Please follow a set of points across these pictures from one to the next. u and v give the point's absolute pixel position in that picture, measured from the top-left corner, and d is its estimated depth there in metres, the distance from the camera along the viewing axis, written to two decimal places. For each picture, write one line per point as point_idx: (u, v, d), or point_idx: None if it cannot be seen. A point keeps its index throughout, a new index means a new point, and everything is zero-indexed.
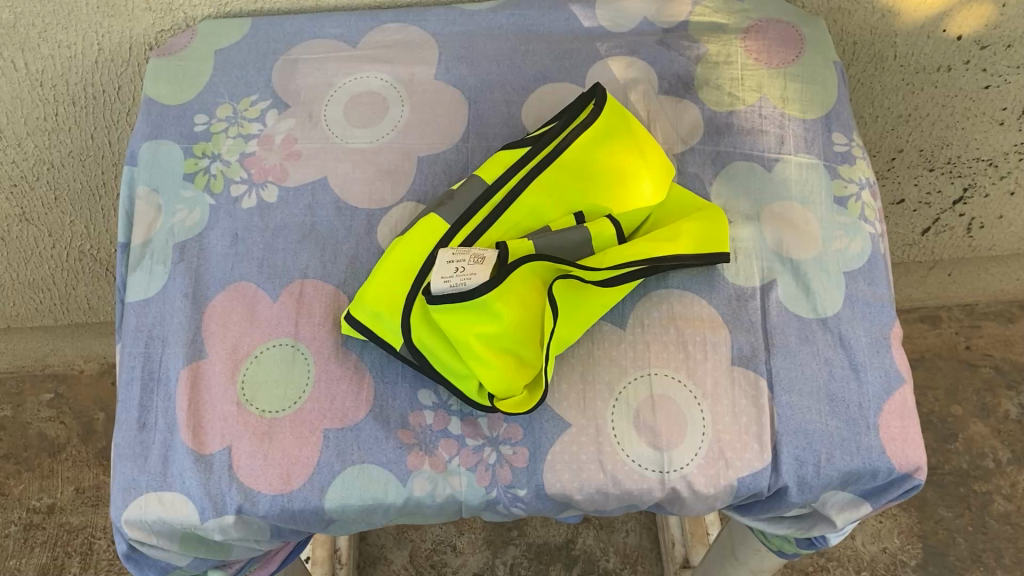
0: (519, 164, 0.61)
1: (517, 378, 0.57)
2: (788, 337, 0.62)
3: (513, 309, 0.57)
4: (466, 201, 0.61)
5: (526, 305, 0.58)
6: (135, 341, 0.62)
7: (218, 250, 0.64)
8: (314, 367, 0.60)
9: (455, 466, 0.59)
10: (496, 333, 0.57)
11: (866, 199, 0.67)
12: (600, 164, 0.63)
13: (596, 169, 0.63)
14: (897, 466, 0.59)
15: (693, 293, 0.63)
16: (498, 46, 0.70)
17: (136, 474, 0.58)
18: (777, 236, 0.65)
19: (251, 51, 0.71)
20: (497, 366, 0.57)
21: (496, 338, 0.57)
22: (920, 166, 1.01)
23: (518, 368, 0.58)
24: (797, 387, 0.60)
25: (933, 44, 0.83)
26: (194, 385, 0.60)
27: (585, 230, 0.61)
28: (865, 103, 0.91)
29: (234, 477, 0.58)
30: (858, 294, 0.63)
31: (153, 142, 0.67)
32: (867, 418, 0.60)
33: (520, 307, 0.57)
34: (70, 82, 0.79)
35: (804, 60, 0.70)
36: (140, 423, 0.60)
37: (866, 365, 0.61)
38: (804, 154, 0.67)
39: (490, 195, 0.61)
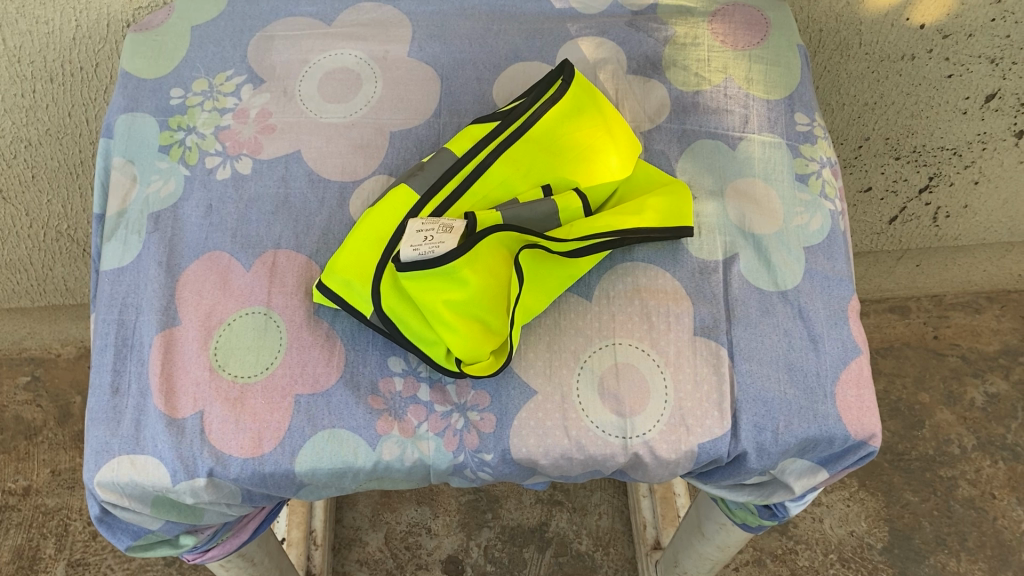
0: (489, 138, 0.63)
1: (484, 344, 0.59)
2: (749, 309, 0.64)
3: (480, 277, 0.58)
4: (436, 174, 0.63)
5: (493, 273, 0.59)
6: (109, 309, 0.63)
7: (193, 220, 0.65)
8: (286, 334, 0.61)
9: (423, 431, 0.60)
10: (464, 300, 0.58)
11: (826, 177, 0.68)
12: (567, 139, 0.64)
13: (564, 144, 0.64)
14: (853, 433, 0.61)
15: (657, 266, 0.65)
16: (471, 26, 0.72)
17: (109, 437, 0.59)
18: (739, 211, 0.66)
19: (227, 27, 0.72)
20: (464, 331, 0.58)
21: (463, 304, 0.58)
22: (886, 154, 1.03)
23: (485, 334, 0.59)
24: (756, 356, 0.62)
25: (897, 33, 0.86)
26: (167, 351, 0.61)
27: (553, 202, 0.62)
28: (832, 90, 0.93)
29: (206, 440, 0.59)
30: (817, 268, 0.65)
31: (128, 115, 0.68)
32: (824, 386, 0.62)
33: (486, 275, 0.59)
34: (47, 59, 0.80)
35: (768, 43, 0.72)
36: (113, 388, 0.61)
37: (824, 336, 0.63)
38: (766, 133, 0.69)
39: (460, 167, 0.62)
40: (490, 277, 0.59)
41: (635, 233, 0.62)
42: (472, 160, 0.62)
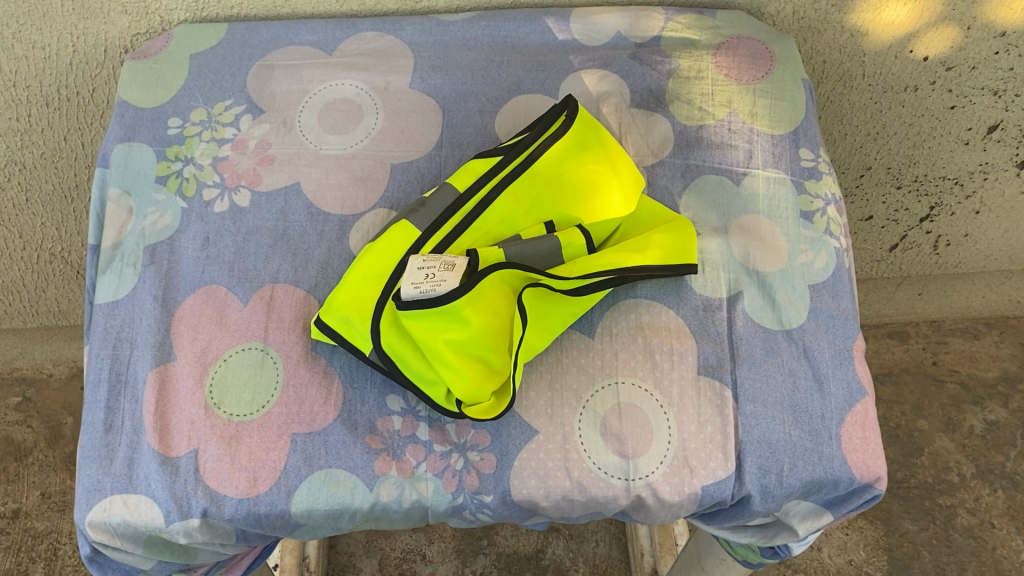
0: (492, 174, 0.62)
1: (486, 383, 0.58)
2: (753, 348, 0.63)
3: (482, 316, 0.58)
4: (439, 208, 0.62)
5: (494, 313, 0.58)
6: (103, 344, 0.62)
7: (189, 253, 0.64)
8: (283, 371, 0.60)
9: (422, 471, 0.59)
10: (466, 338, 0.57)
11: (831, 214, 0.68)
12: (573, 174, 0.63)
13: (569, 179, 0.63)
14: (858, 476, 0.60)
15: (661, 303, 0.64)
16: (473, 57, 0.71)
17: (100, 476, 0.58)
18: (743, 248, 0.66)
19: (226, 56, 0.71)
20: (466, 369, 0.57)
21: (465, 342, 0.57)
22: (888, 183, 1.02)
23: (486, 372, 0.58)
24: (760, 398, 0.61)
25: (901, 65, 0.85)
26: (163, 387, 0.60)
27: (556, 238, 0.61)
28: (834, 121, 0.93)
29: (200, 480, 0.58)
30: (822, 306, 0.65)
31: (125, 145, 0.67)
32: (829, 428, 0.61)
33: (489, 314, 0.58)
34: (44, 83, 0.79)
35: (773, 77, 0.71)
36: (106, 425, 0.60)
37: (829, 377, 0.63)
38: (771, 169, 0.68)
39: (462, 201, 0.61)
40: (491, 315, 0.58)
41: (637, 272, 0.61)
42: (475, 195, 0.62)
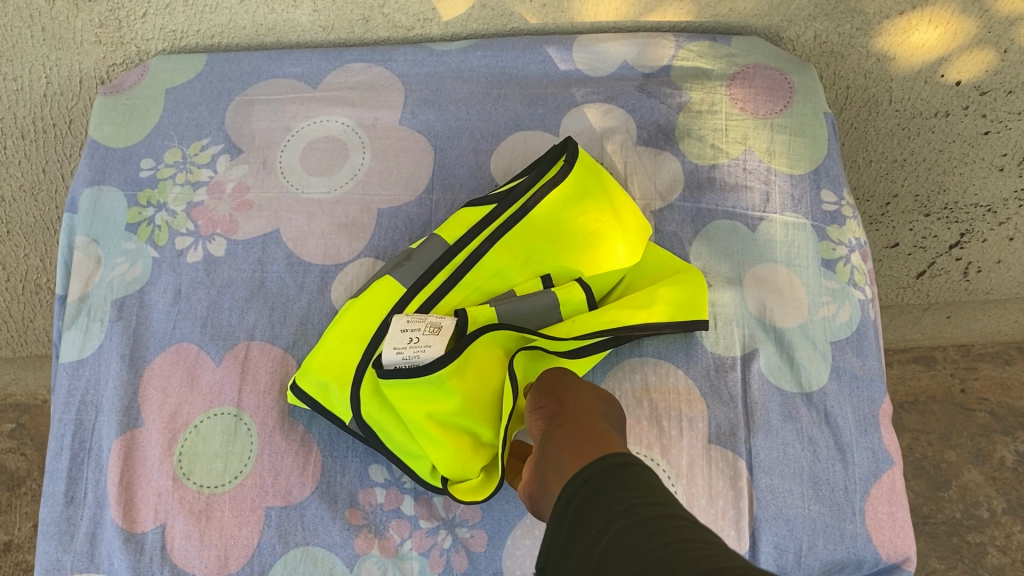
0: (484, 224, 0.57)
1: (474, 456, 0.54)
2: (770, 414, 0.58)
3: (470, 382, 0.53)
4: (427, 261, 0.57)
5: (483, 380, 0.53)
6: (66, 408, 0.57)
7: (159, 308, 0.59)
8: (258, 439, 0.56)
9: (407, 549, 0.54)
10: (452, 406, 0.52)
11: (856, 262, 0.62)
12: (571, 225, 0.59)
13: (567, 230, 0.59)
14: (885, 556, 0.55)
15: (668, 362, 0.59)
16: (468, 90, 0.66)
17: (60, 553, 0.54)
18: (759, 301, 0.60)
19: (204, 90, 0.66)
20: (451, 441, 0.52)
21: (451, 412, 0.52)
22: (915, 211, 0.96)
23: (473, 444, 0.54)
24: (778, 469, 0.56)
25: (930, 90, 0.78)
26: (128, 456, 0.56)
27: (553, 293, 0.56)
28: (858, 147, 0.87)
29: (167, 559, 0.53)
30: (845, 366, 0.59)
31: (94, 189, 0.63)
32: (853, 503, 0.56)
33: (477, 380, 0.53)
34: (18, 115, 0.75)
35: (793, 110, 0.66)
36: (67, 498, 0.55)
37: (853, 445, 0.57)
38: (790, 213, 0.63)
39: (451, 255, 0.56)
40: (479, 382, 0.53)
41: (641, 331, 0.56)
42: (465, 248, 0.57)
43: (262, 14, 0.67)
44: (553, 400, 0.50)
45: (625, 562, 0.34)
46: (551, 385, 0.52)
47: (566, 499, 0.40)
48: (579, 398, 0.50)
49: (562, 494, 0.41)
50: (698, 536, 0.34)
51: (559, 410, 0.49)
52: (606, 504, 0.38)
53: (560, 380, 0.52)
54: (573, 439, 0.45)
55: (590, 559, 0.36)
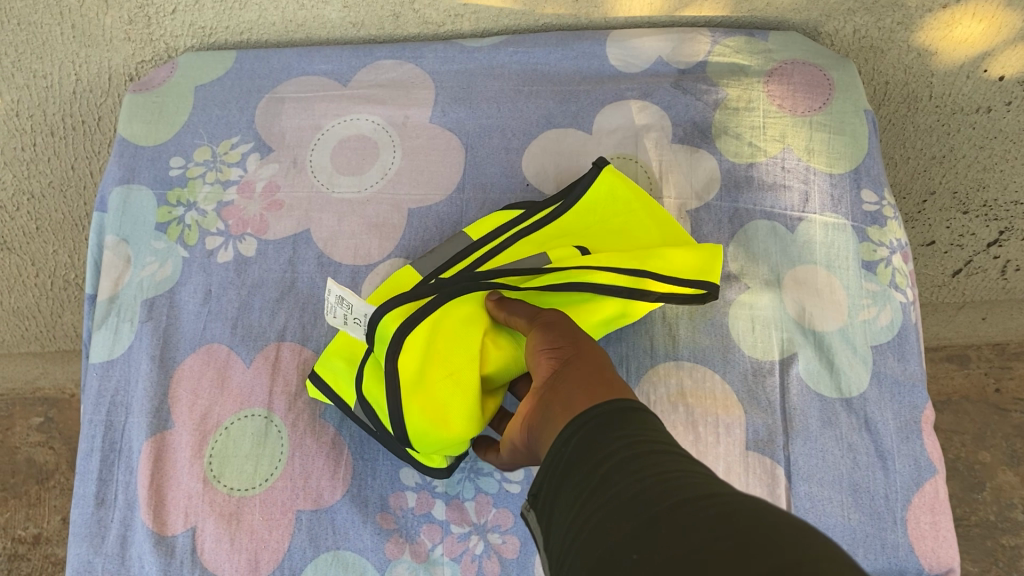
0: (509, 223, 0.57)
1: (443, 418, 0.50)
2: (809, 420, 0.56)
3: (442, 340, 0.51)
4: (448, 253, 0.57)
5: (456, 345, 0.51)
6: (96, 408, 0.57)
7: (190, 308, 0.59)
8: (288, 441, 0.55)
9: (438, 555, 0.53)
10: (413, 363, 0.51)
11: (897, 264, 0.61)
12: (598, 224, 0.58)
13: (594, 226, 0.58)
14: (927, 566, 0.54)
15: (705, 366, 0.58)
16: (500, 87, 0.65)
17: (91, 555, 0.54)
18: (797, 303, 0.59)
19: (234, 88, 0.66)
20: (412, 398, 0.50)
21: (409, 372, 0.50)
22: (953, 208, 0.93)
23: (446, 411, 0.50)
24: (817, 476, 0.55)
25: (972, 85, 0.76)
26: (158, 458, 0.55)
27: (545, 254, 0.55)
28: (896, 143, 0.85)
29: (197, 562, 0.53)
30: (886, 370, 0.58)
31: (124, 187, 0.62)
32: (894, 512, 0.54)
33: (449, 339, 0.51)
34: (47, 112, 0.75)
35: (833, 107, 0.64)
36: (98, 499, 0.55)
37: (894, 452, 0.56)
38: (830, 213, 0.61)
39: (472, 249, 0.56)
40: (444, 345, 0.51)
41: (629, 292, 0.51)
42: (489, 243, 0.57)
43: (291, 10, 0.66)
44: (565, 340, 0.47)
45: (627, 484, 0.34)
46: (563, 325, 0.48)
47: (569, 435, 0.39)
48: (592, 342, 0.47)
49: (569, 426, 0.40)
50: (693, 469, 0.34)
51: (572, 351, 0.46)
52: (613, 439, 0.37)
53: (562, 319, 0.48)
54: (586, 383, 0.42)
55: (592, 479, 0.36)
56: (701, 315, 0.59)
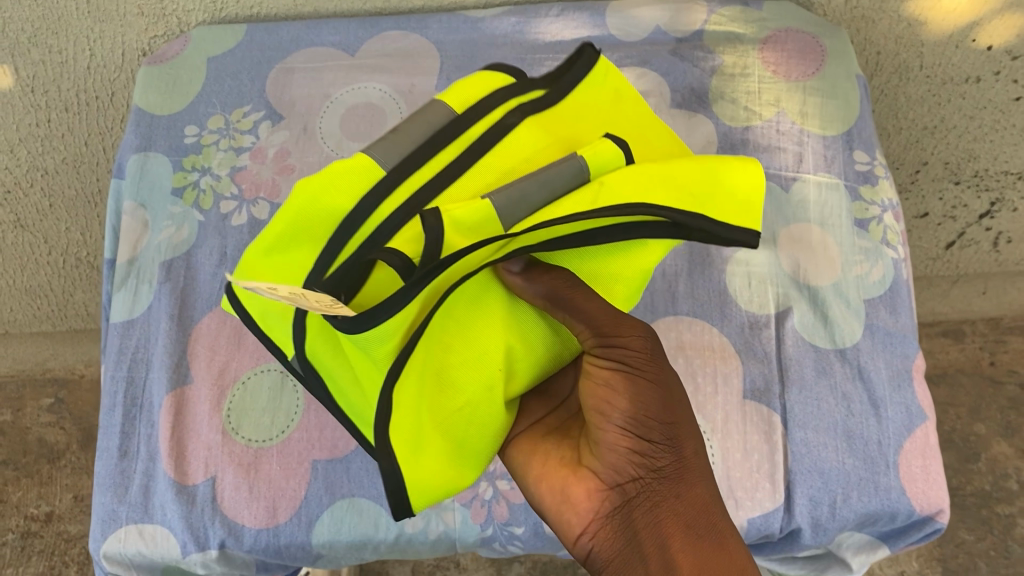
0: (513, 91, 0.43)
1: (452, 470, 0.41)
2: (804, 370, 0.58)
3: (449, 352, 0.40)
4: (418, 131, 0.39)
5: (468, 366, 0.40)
6: (118, 365, 0.59)
7: (206, 269, 0.61)
8: (303, 396, 0.57)
9: (449, 501, 0.56)
10: (414, 404, 0.38)
11: (889, 222, 0.63)
12: (608, 111, 0.46)
13: (603, 116, 0.45)
14: (918, 508, 0.56)
15: (703, 321, 0.60)
16: (503, 55, 0.67)
17: (115, 505, 0.56)
18: (792, 259, 0.61)
19: (245, 59, 0.67)
20: (420, 460, 0.39)
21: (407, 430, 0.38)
22: (945, 179, 0.96)
23: (452, 458, 0.41)
24: (812, 423, 0.57)
25: (961, 55, 0.79)
26: (178, 412, 0.57)
27: (581, 162, 0.39)
28: (889, 114, 0.87)
29: (217, 511, 0.55)
30: (878, 323, 0.60)
31: (140, 154, 0.65)
32: (886, 456, 0.57)
33: (462, 363, 0.40)
34: (62, 87, 0.77)
35: (825, 72, 0.66)
36: (121, 452, 0.57)
37: (886, 400, 0.58)
38: (823, 173, 0.63)
39: (456, 133, 0.40)
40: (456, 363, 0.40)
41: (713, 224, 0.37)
42: (485, 117, 0.41)
43: None
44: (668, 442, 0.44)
45: None
46: (657, 402, 0.44)
47: None
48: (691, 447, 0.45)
49: None
50: None
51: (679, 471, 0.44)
52: None
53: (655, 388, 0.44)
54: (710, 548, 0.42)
55: None
56: (699, 271, 0.61)
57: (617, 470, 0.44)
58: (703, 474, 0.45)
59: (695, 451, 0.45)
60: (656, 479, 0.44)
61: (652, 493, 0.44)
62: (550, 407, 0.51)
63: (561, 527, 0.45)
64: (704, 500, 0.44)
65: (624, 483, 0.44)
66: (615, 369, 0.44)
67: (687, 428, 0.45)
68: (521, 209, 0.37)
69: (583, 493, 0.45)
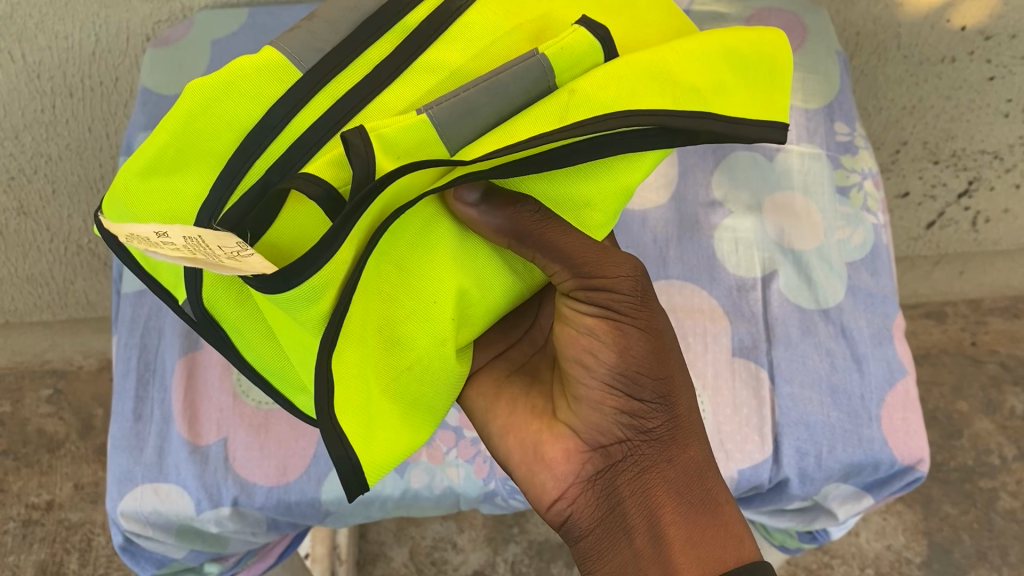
0: None
1: (402, 429, 0.41)
2: (790, 329, 0.61)
3: (398, 300, 0.39)
4: (347, 23, 0.38)
5: (418, 315, 0.40)
6: (131, 332, 0.61)
7: None
8: None
9: (452, 458, 0.58)
10: (360, 362, 0.38)
11: (868, 189, 0.66)
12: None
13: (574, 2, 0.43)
14: (900, 457, 0.58)
15: (693, 284, 0.63)
16: None
17: (131, 466, 0.57)
18: (777, 225, 0.64)
19: (247, 40, 0.70)
20: (373, 431, 0.39)
21: (362, 404, 0.38)
22: (924, 158, 0.99)
23: (397, 418, 0.41)
24: (798, 379, 0.60)
25: (937, 35, 0.82)
26: (190, 377, 0.60)
27: (542, 58, 0.37)
28: (868, 94, 0.90)
29: (230, 468, 0.57)
30: (860, 284, 0.63)
31: (148, 133, 0.67)
32: (869, 409, 0.59)
33: (411, 317, 0.40)
34: (67, 74, 0.78)
35: (806, 49, 0.69)
36: (135, 415, 0.59)
37: (868, 356, 0.61)
38: (806, 143, 0.66)
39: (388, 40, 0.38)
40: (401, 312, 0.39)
41: (723, 122, 0.38)
42: (428, 3, 0.39)
43: None
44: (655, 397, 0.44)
45: None
46: (640, 351, 0.44)
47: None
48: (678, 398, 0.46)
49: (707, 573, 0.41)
50: None
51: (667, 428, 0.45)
52: None
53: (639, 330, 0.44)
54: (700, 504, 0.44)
55: None
56: (688, 237, 0.64)
57: (600, 431, 0.45)
58: (693, 433, 0.46)
59: (686, 407, 0.46)
60: (645, 442, 0.45)
61: (640, 456, 0.44)
62: (510, 340, 0.52)
63: (536, 487, 0.46)
64: (695, 461, 0.45)
65: (609, 445, 0.45)
66: (599, 317, 0.43)
67: (675, 384, 0.46)
68: (470, 124, 0.35)
69: (560, 453, 0.45)
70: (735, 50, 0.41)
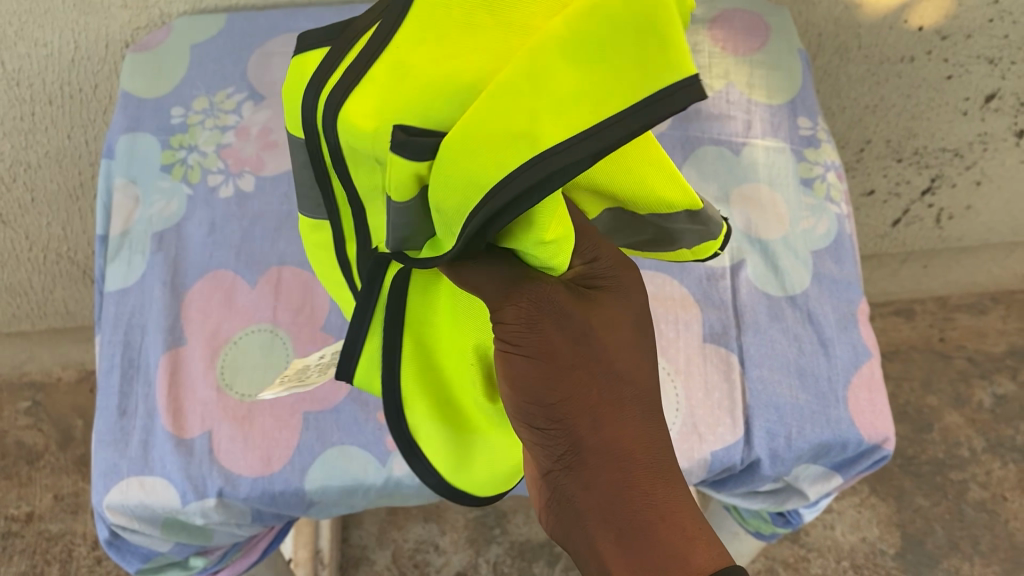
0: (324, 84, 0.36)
1: (502, 448, 0.46)
2: (758, 314, 0.63)
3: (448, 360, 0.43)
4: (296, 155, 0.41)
5: (463, 369, 0.43)
6: (114, 330, 0.62)
7: (196, 239, 0.65)
8: (293, 351, 0.62)
9: None
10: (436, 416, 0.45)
11: (831, 181, 0.68)
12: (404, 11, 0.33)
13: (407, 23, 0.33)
14: (866, 437, 0.60)
15: (665, 275, 0.64)
16: None
17: (117, 459, 0.58)
18: (745, 216, 0.66)
19: (226, 45, 0.72)
20: (474, 459, 0.46)
21: (445, 446, 0.45)
22: (888, 156, 1.02)
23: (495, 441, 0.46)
24: (767, 362, 0.62)
25: (896, 35, 0.85)
26: (174, 372, 0.60)
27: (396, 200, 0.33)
28: (832, 94, 0.93)
29: (214, 460, 0.58)
30: (825, 272, 0.65)
31: (129, 135, 0.68)
32: (836, 391, 0.61)
33: (456, 373, 0.43)
34: (46, 81, 0.79)
35: (769, 47, 0.72)
36: (120, 410, 0.60)
37: (834, 340, 0.63)
38: (771, 137, 0.69)
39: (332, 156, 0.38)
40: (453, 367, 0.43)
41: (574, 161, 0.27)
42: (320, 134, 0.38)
43: None
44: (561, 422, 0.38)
45: None
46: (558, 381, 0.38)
47: None
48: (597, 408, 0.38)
49: None
50: None
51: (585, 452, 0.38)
52: None
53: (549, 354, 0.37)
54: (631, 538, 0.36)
55: None
56: None
57: (532, 461, 0.40)
58: (614, 440, 0.38)
59: (600, 414, 0.38)
60: (562, 473, 0.38)
61: (562, 485, 0.38)
62: None
63: None
64: (622, 475, 0.37)
65: (541, 475, 0.40)
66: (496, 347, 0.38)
67: (584, 390, 0.38)
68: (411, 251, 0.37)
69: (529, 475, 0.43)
70: (578, 21, 0.27)
